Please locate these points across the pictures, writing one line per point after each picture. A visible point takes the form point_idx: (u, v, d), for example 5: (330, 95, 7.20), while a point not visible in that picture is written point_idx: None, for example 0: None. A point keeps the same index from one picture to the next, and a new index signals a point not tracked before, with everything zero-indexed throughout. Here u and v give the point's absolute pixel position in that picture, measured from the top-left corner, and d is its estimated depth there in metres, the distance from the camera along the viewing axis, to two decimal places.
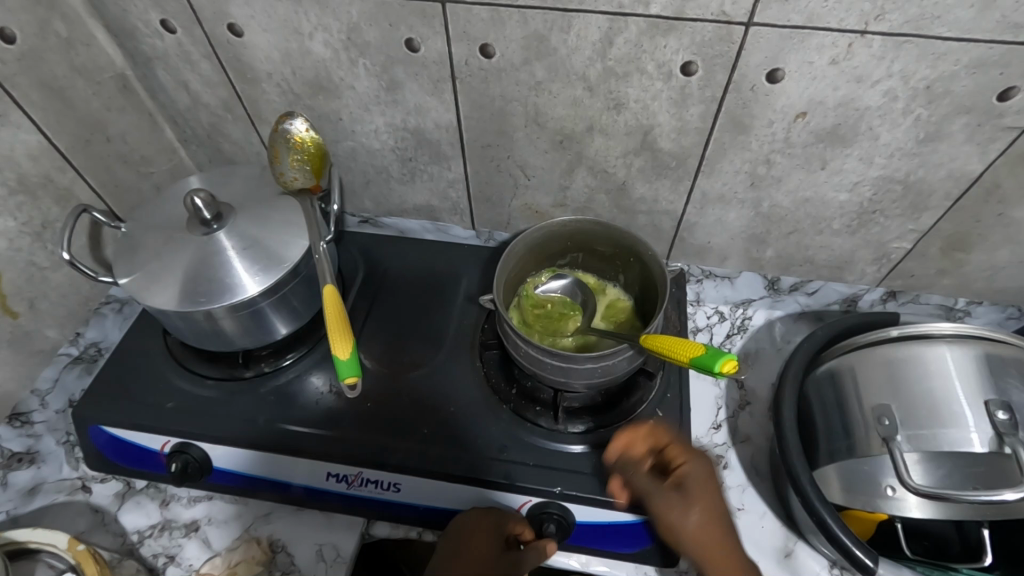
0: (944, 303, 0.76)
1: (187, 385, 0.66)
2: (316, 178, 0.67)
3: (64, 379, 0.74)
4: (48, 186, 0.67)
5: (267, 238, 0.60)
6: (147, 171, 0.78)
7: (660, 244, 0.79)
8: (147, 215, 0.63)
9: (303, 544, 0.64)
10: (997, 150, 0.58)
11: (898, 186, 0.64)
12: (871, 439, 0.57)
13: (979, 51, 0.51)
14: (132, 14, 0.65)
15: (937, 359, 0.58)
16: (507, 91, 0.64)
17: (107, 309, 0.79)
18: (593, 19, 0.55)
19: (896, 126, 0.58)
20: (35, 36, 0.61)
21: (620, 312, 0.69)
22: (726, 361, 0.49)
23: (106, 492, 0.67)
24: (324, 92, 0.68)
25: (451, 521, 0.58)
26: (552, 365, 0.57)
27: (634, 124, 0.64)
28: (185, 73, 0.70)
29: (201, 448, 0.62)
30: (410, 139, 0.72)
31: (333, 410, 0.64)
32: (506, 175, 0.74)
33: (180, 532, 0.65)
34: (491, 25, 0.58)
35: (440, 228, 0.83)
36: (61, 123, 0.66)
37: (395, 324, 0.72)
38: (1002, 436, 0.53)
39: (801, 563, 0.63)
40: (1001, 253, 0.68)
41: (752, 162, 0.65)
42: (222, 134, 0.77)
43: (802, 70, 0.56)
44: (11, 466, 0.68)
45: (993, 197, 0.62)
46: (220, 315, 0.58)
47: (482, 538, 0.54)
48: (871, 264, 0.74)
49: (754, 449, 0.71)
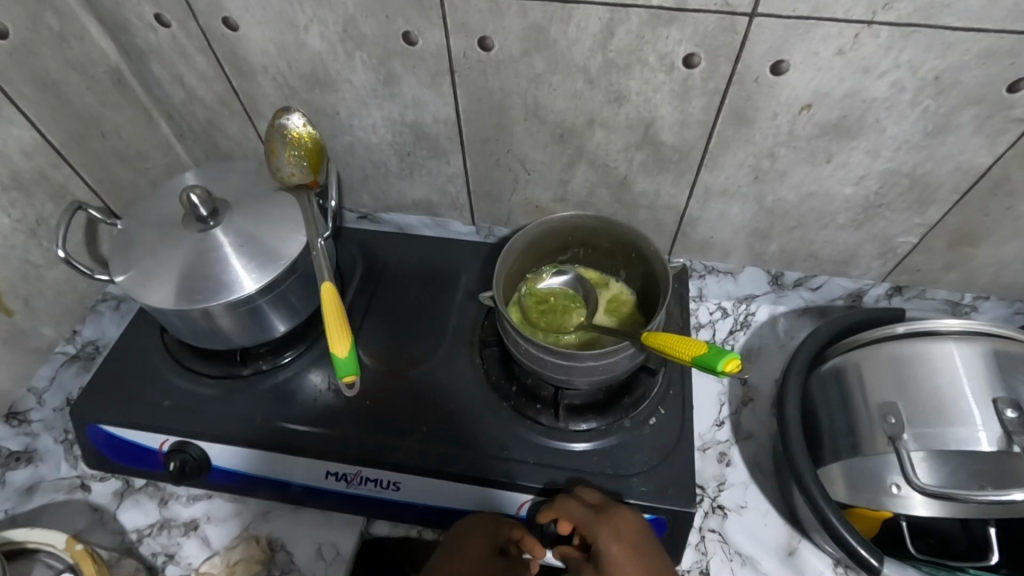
0: (950, 298, 0.75)
1: (184, 383, 0.65)
2: (313, 174, 0.66)
3: (61, 377, 0.74)
4: (42, 183, 0.66)
5: (264, 235, 0.59)
6: (143, 167, 0.77)
7: (662, 239, 0.78)
8: (142, 212, 0.62)
9: (302, 543, 0.64)
10: (1006, 143, 0.57)
11: (905, 179, 0.63)
12: (876, 437, 0.56)
13: (988, 41, 0.50)
14: (125, 7, 0.64)
15: (944, 356, 0.57)
16: (506, 84, 0.63)
17: (104, 307, 0.79)
18: (593, 10, 0.54)
19: (903, 118, 0.57)
20: (27, 30, 0.60)
21: (623, 307, 0.68)
22: (730, 360, 0.49)
23: (105, 490, 0.67)
24: (321, 86, 0.67)
25: (452, 528, 0.56)
26: (554, 363, 0.56)
27: (636, 117, 0.63)
28: (180, 67, 0.69)
29: (199, 447, 0.62)
30: (408, 133, 0.71)
31: (332, 408, 0.63)
32: (506, 169, 0.73)
33: (179, 531, 0.65)
34: (489, 16, 0.57)
35: (439, 223, 0.82)
36: (55, 118, 0.65)
37: (395, 322, 0.71)
38: (1010, 435, 0.52)
39: (805, 561, 0.63)
40: (1009, 248, 0.67)
41: (756, 155, 0.64)
42: (218, 129, 0.76)
43: (807, 61, 0.54)
44: (9, 465, 0.68)
45: (1002, 190, 0.61)
46: (217, 313, 0.57)
47: (478, 542, 0.53)
48: (876, 259, 0.73)
49: (757, 446, 0.70)
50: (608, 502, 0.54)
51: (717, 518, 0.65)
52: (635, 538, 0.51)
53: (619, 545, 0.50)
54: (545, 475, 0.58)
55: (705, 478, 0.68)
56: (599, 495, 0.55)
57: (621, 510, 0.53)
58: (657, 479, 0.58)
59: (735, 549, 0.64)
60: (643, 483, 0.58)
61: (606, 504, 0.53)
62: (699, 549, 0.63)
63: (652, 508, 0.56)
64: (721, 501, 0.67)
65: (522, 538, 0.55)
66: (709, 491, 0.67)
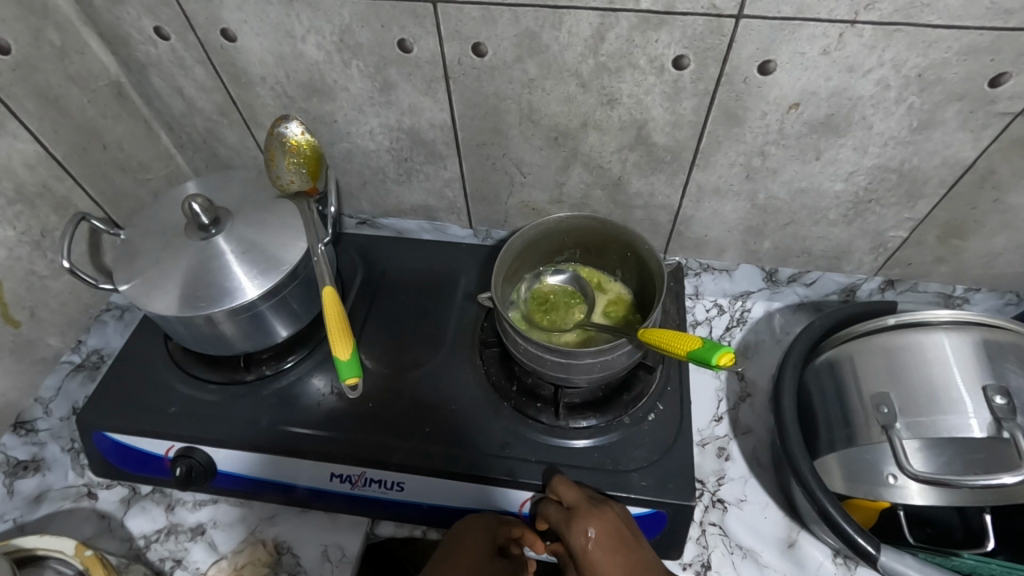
0: (942, 291, 0.76)
1: (188, 389, 0.66)
2: (312, 181, 0.67)
3: (67, 387, 0.75)
4: (45, 195, 0.67)
5: (264, 242, 0.60)
6: (145, 177, 0.78)
7: (658, 239, 0.79)
8: (144, 221, 0.63)
9: (309, 545, 0.64)
10: (990, 137, 0.58)
11: (893, 175, 0.64)
12: (871, 427, 0.57)
13: (969, 38, 0.52)
14: (126, 21, 0.65)
15: (935, 346, 0.58)
16: (500, 88, 0.64)
17: (107, 316, 0.80)
18: (584, 16, 0.56)
19: (889, 115, 0.58)
20: (29, 45, 0.61)
21: (619, 306, 0.69)
22: (724, 354, 0.50)
23: (112, 497, 0.68)
24: (318, 95, 0.68)
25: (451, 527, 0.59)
26: (553, 362, 0.57)
27: (629, 118, 0.64)
28: (180, 79, 0.70)
29: (205, 453, 0.63)
30: (406, 139, 0.72)
31: (334, 411, 0.64)
32: (503, 172, 0.74)
33: (186, 536, 0.65)
34: (482, 23, 0.58)
35: (437, 227, 0.83)
36: (57, 131, 0.66)
37: (395, 325, 0.72)
38: (1000, 421, 0.53)
39: (806, 553, 0.64)
40: (999, 240, 0.68)
41: (747, 154, 0.65)
42: (218, 139, 0.77)
43: (794, 61, 0.56)
44: (16, 474, 0.69)
45: (988, 183, 0.62)
46: (220, 319, 0.58)
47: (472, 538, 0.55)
48: (868, 254, 0.74)
49: (756, 440, 0.71)
50: (585, 501, 0.53)
51: (717, 512, 0.66)
52: (611, 534, 0.51)
53: (595, 542, 0.50)
54: (547, 472, 0.59)
55: (705, 473, 0.69)
56: (578, 493, 0.54)
57: (597, 508, 0.52)
58: (657, 474, 0.59)
59: (735, 542, 0.64)
60: (644, 478, 0.59)
61: (583, 507, 0.53)
62: (700, 543, 0.64)
63: (653, 501, 0.57)
64: (720, 495, 0.68)
65: (521, 536, 0.55)
66: (709, 485, 0.68)
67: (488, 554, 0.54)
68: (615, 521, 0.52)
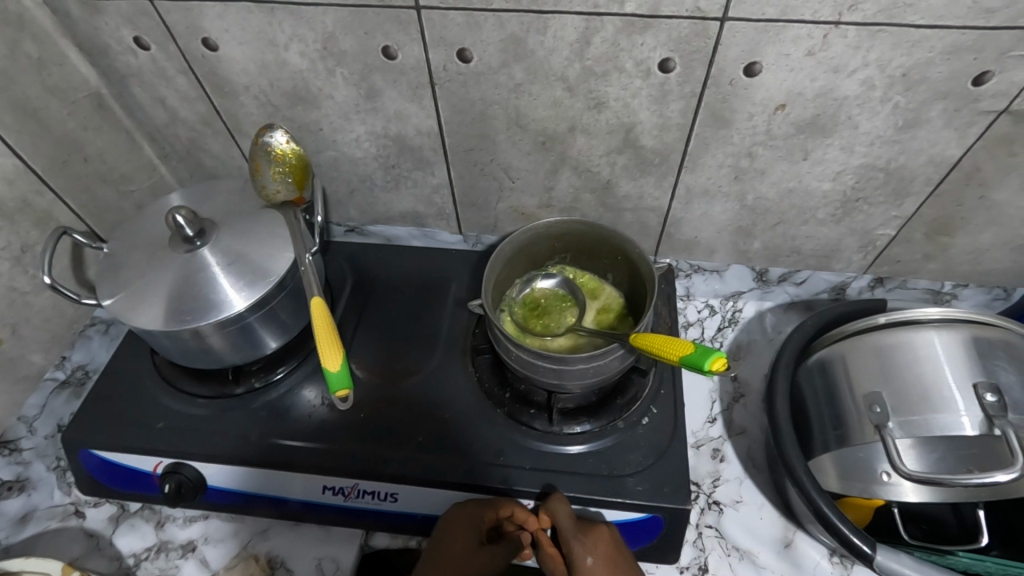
0: (931, 287, 0.76)
1: (177, 404, 0.65)
2: (299, 190, 0.66)
3: (51, 404, 0.73)
4: (25, 211, 0.66)
5: (250, 254, 0.59)
6: (127, 189, 0.77)
7: (647, 240, 0.79)
8: (129, 234, 0.62)
9: (302, 559, 0.63)
10: (975, 135, 0.59)
11: (880, 173, 0.64)
12: (863, 426, 0.57)
13: (952, 38, 0.52)
14: (104, 32, 0.64)
15: (925, 345, 0.58)
16: (487, 94, 0.63)
17: (92, 331, 0.78)
18: (569, 20, 0.55)
19: (875, 114, 0.59)
20: (6, 57, 0.60)
21: (610, 312, 0.69)
22: (716, 359, 0.49)
23: (100, 516, 0.66)
24: (303, 103, 0.67)
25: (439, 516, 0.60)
26: (544, 368, 0.57)
27: (616, 122, 0.64)
28: (161, 89, 0.69)
29: (194, 468, 0.61)
30: (392, 146, 0.71)
31: (326, 422, 0.63)
32: (491, 178, 0.73)
33: (177, 553, 0.64)
34: (467, 29, 0.58)
35: (426, 233, 0.83)
36: (37, 145, 0.65)
37: (386, 333, 0.72)
38: (991, 419, 0.53)
39: (802, 553, 0.64)
40: (985, 236, 0.69)
41: (735, 156, 0.65)
42: (202, 149, 0.76)
43: (780, 62, 0.56)
44: (1, 495, 0.67)
45: (973, 180, 0.63)
46: (207, 332, 0.57)
47: (460, 534, 0.55)
48: (857, 252, 0.74)
49: (750, 440, 0.71)
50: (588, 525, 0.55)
51: (713, 514, 0.66)
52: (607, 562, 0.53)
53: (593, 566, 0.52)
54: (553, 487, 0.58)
55: (700, 476, 0.69)
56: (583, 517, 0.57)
57: (601, 534, 0.54)
58: (652, 478, 0.59)
59: (732, 544, 0.64)
60: (640, 482, 0.58)
61: (588, 530, 0.54)
62: (697, 545, 0.64)
63: (649, 506, 0.57)
64: (716, 497, 0.67)
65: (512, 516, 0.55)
66: (705, 488, 0.68)
67: (480, 543, 0.55)
68: (613, 548, 0.54)
